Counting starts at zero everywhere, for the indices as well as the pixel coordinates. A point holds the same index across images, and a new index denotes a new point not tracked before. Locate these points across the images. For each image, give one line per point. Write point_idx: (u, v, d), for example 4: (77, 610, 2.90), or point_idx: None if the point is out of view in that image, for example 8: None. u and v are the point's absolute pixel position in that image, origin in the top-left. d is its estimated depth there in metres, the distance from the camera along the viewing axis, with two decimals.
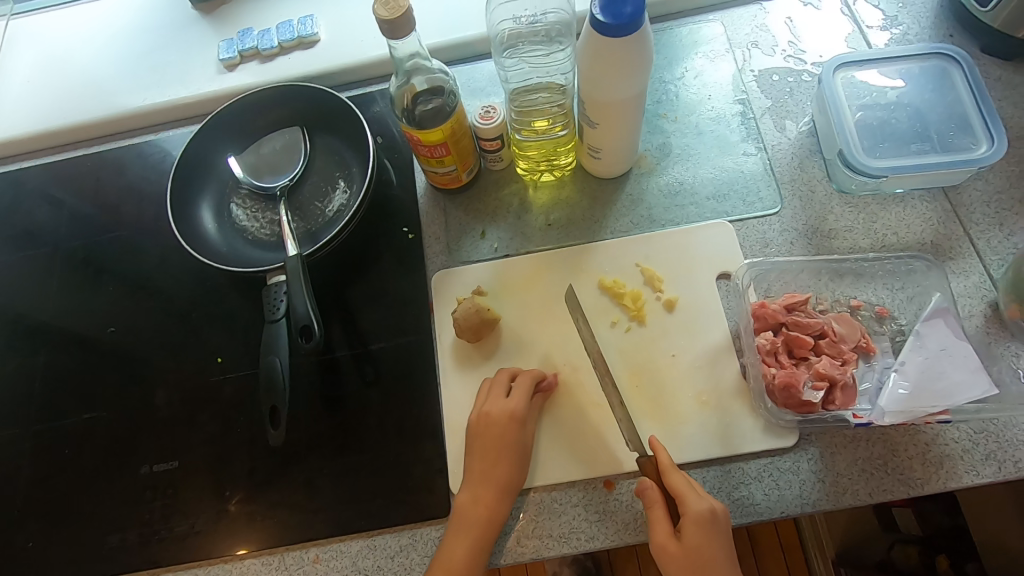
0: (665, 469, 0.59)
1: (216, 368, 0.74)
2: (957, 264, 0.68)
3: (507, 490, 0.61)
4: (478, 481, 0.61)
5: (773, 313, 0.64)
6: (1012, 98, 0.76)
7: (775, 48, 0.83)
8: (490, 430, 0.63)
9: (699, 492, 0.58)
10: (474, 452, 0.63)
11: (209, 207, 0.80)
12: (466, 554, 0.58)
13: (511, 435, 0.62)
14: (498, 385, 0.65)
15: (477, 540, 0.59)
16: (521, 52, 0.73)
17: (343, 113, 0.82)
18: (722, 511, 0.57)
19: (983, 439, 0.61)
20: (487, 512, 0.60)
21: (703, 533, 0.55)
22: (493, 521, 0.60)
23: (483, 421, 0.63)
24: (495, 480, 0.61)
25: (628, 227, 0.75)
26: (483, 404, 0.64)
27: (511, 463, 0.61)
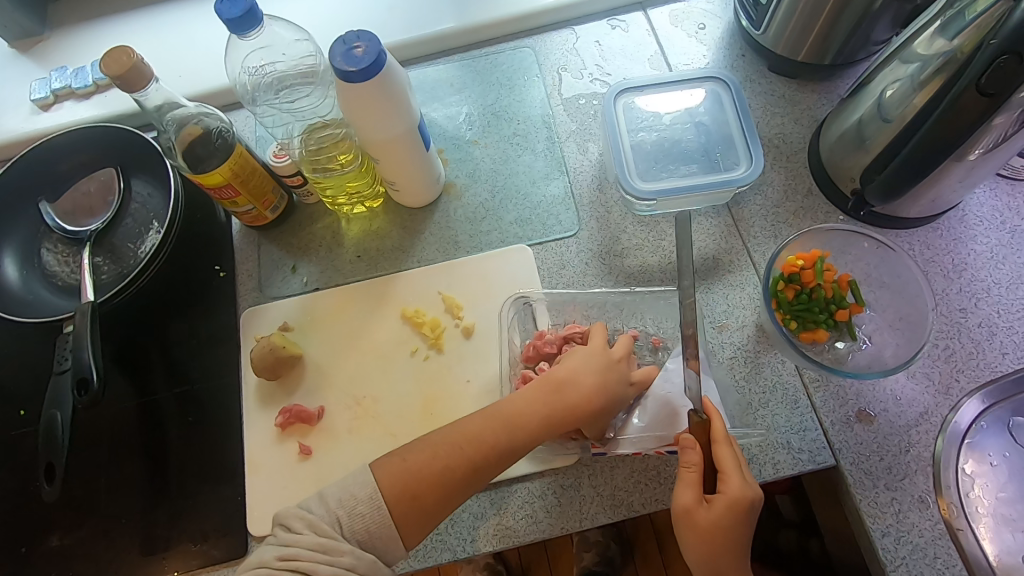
0: (716, 437, 0.57)
1: (19, 421, 0.73)
2: (732, 277, 0.72)
3: (596, 395, 0.60)
4: (555, 381, 0.61)
5: (546, 343, 0.66)
6: (793, 114, 0.81)
7: (583, 71, 0.86)
8: (590, 356, 0.63)
9: (745, 473, 0.56)
10: (570, 360, 0.63)
11: (12, 254, 0.78)
12: (465, 452, 0.57)
13: (608, 367, 0.62)
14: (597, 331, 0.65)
15: (512, 443, 0.58)
16: (269, 100, 0.72)
17: (152, 152, 0.81)
18: (754, 494, 0.55)
19: (746, 444, 0.64)
20: (541, 416, 0.59)
21: (733, 515, 0.54)
22: (526, 437, 0.59)
23: (595, 341, 0.64)
24: (561, 399, 0.60)
25: (434, 256, 0.76)
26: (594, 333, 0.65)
27: (599, 393, 0.60)
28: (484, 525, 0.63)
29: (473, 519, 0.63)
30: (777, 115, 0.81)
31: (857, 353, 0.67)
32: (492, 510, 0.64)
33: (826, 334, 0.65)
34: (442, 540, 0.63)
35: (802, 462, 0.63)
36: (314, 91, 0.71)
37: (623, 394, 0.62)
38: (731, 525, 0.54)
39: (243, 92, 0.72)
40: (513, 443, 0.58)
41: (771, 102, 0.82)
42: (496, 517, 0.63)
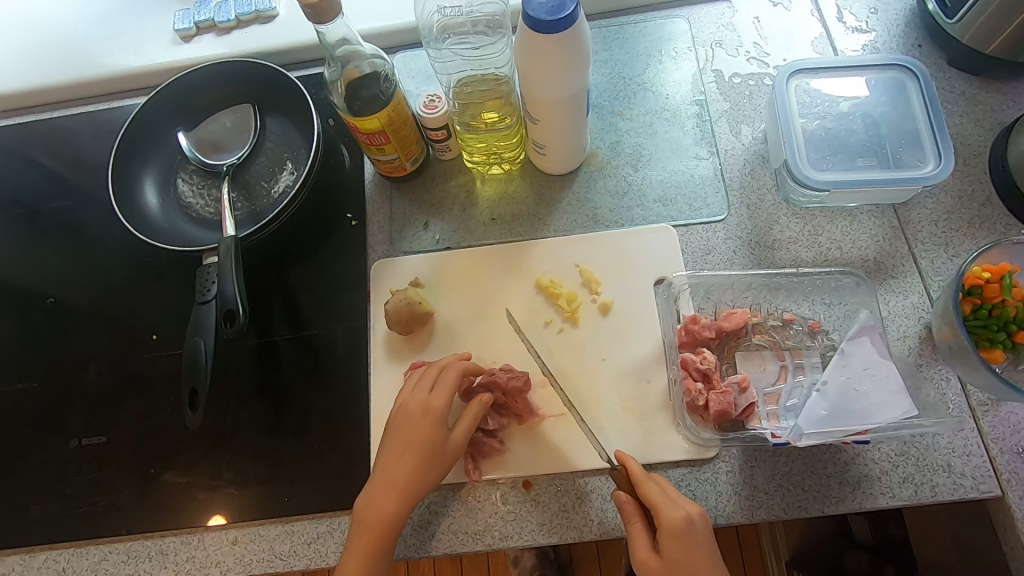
0: (638, 477, 0.56)
1: (149, 344, 0.76)
2: (895, 283, 0.67)
3: (408, 496, 0.58)
4: (381, 482, 0.58)
5: (701, 329, 0.64)
6: (975, 114, 0.73)
7: (740, 48, 0.81)
8: (406, 426, 0.59)
9: (682, 501, 0.55)
10: (388, 452, 0.59)
11: (153, 181, 0.79)
12: (359, 570, 0.55)
13: (424, 430, 0.59)
14: (424, 378, 0.62)
15: (371, 545, 0.56)
16: (450, 44, 0.71)
17: (293, 92, 0.81)
18: (685, 519, 0.54)
19: (902, 462, 0.60)
20: (383, 515, 0.57)
21: (682, 545, 0.53)
22: (384, 528, 0.56)
23: (402, 413, 0.60)
24: (373, 526, 0.57)
25: (571, 226, 0.74)
26: (406, 397, 0.61)
27: (418, 460, 0.58)
28: (613, 509, 0.61)
29: (601, 502, 0.62)
30: (955, 113, 0.74)
31: None
32: None
33: (1002, 354, 0.60)
34: (568, 518, 0.61)
35: (964, 489, 0.59)
36: (505, 42, 0.70)
37: (436, 438, 0.59)
38: (685, 556, 0.53)
39: (428, 35, 0.72)
40: (380, 542, 0.56)
41: (949, 99, 0.75)
42: None
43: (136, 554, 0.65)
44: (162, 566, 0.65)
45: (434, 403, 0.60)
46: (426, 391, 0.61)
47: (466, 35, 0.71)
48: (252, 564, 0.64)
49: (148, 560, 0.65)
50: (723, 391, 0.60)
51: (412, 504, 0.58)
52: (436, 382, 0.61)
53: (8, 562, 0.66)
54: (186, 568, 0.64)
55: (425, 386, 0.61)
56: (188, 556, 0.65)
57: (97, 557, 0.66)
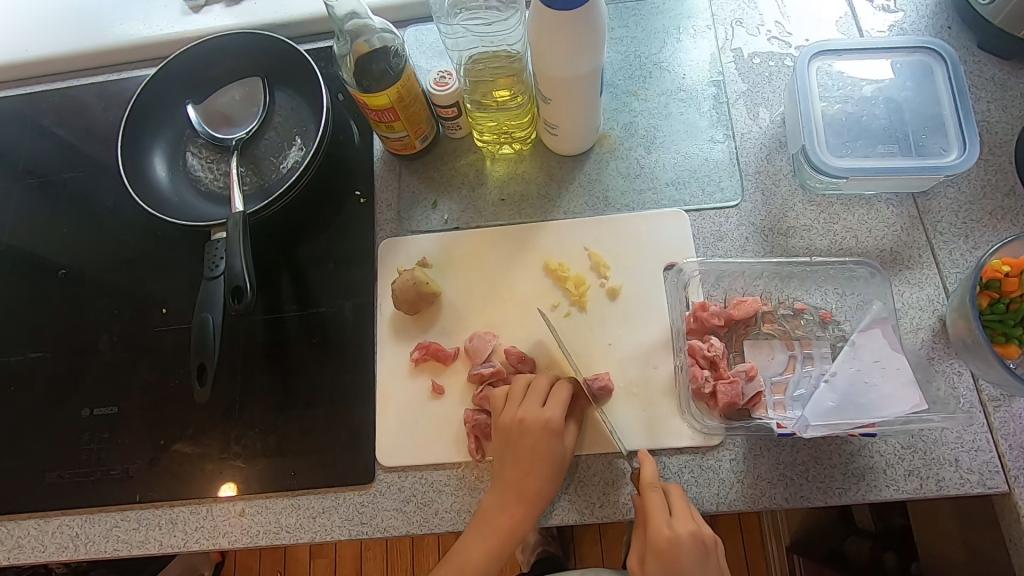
0: (645, 484, 0.57)
1: (159, 317, 0.76)
2: (911, 274, 0.65)
3: (534, 505, 0.59)
4: (509, 490, 0.59)
5: (711, 316, 0.63)
6: (1003, 100, 0.71)
7: (760, 27, 0.78)
8: (522, 438, 0.59)
9: (677, 519, 0.56)
10: (506, 463, 0.60)
11: (162, 154, 0.79)
12: (480, 561, 0.58)
13: (546, 444, 0.59)
14: (535, 390, 0.62)
15: (494, 543, 0.58)
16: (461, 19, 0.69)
17: (302, 65, 0.80)
18: (669, 540, 0.55)
19: (908, 455, 0.60)
20: (512, 521, 0.58)
21: (661, 557, 0.56)
22: (513, 531, 0.58)
23: (516, 427, 0.60)
24: (498, 528, 0.58)
25: (581, 208, 0.73)
26: (516, 408, 0.61)
27: (541, 470, 0.59)
28: (617, 493, 0.62)
29: (604, 486, 0.62)
30: (982, 99, 0.71)
31: None
32: (624, 479, 0.62)
33: (1017, 350, 0.59)
34: (569, 501, 0.62)
35: (970, 483, 0.58)
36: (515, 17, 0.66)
37: (550, 449, 0.59)
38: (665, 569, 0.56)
39: (439, 10, 0.70)
40: (506, 542, 0.58)
41: (977, 84, 0.72)
42: (629, 487, 0.62)
43: (147, 521, 0.67)
44: (172, 534, 0.66)
45: (552, 417, 0.60)
46: (539, 405, 0.61)
47: (478, 10, 0.69)
48: (259, 535, 0.65)
49: (158, 528, 0.67)
50: (731, 381, 0.60)
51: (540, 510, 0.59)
52: (548, 396, 0.61)
53: (24, 525, 0.68)
54: (195, 536, 0.66)
55: (538, 398, 0.61)
56: (196, 526, 0.66)
57: (109, 524, 0.67)
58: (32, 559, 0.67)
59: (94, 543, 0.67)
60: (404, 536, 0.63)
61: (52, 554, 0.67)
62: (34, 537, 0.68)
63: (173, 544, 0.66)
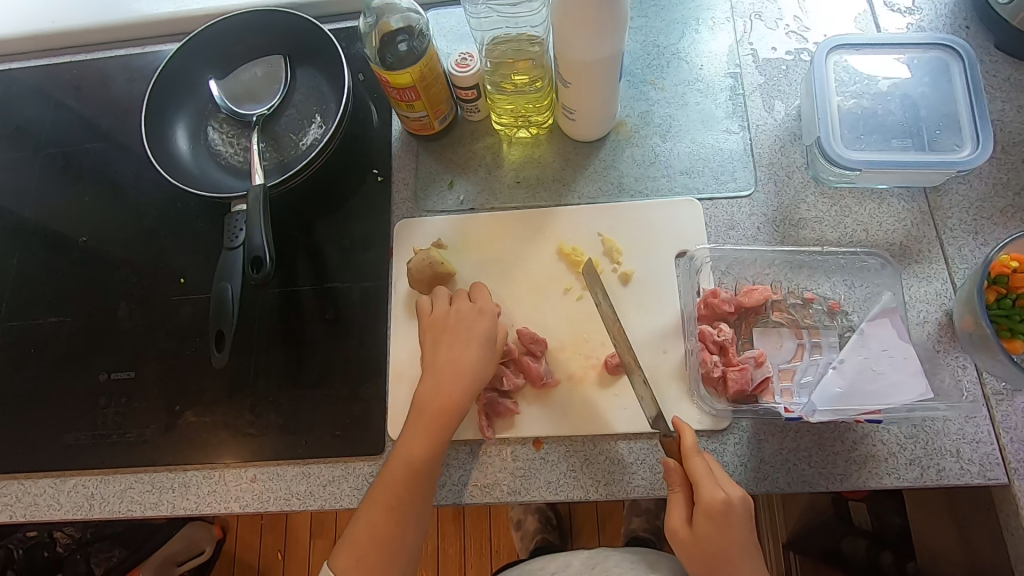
0: (687, 451, 0.57)
1: (177, 287, 0.78)
2: (920, 268, 0.66)
3: (467, 390, 0.61)
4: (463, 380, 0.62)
5: (721, 303, 0.64)
6: (1018, 101, 0.71)
7: (779, 21, 0.78)
8: (455, 324, 0.63)
9: (727, 484, 0.56)
10: (437, 348, 0.63)
11: (184, 127, 0.80)
12: (422, 449, 0.59)
13: (475, 329, 0.63)
14: (466, 288, 0.66)
15: (430, 429, 0.59)
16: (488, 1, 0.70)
17: (324, 45, 0.81)
18: (724, 503, 0.54)
19: (911, 445, 0.61)
20: (446, 402, 0.60)
21: (715, 523, 0.54)
22: (447, 415, 0.60)
23: (447, 315, 0.64)
24: (435, 413, 0.60)
25: (596, 193, 0.74)
26: (450, 301, 0.65)
27: (474, 358, 0.61)
28: (622, 473, 0.63)
29: (610, 465, 0.63)
30: (997, 99, 0.72)
31: None
32: (629, 459, 0.63)
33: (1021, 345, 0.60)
34: (575, 478, 0.63)
35: (970, 474, 0.59)
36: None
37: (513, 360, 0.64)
38: (716, 532, 0.54)
39: None
40: (441, 429, 0.60)
41: (993, 84, 0.72)
42: (635, 467, 0.63)
43: (161, 484, 0.68)
44: (185, 498, 0.68)
45: (488, 308, 0.64)
46: (471, 298, 0.65)
47: None
48: (270, 501, 0.66)
49: (171, 491, 0.68)
50: (740, 368, 0.61)
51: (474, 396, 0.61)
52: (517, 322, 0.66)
53: (40, 483, 0.70)
54: (207, 500, 0.67)
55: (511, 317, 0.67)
56: (209, 490, 0.68)
57: (124, 485, 0.69)
58: (48, 517, 0.69)
59: (109, 503, 0.68)
60: None
61: (67, 513, 0.68)
62: (50, 495, 0.69)
63: (185, 507, 0.67)
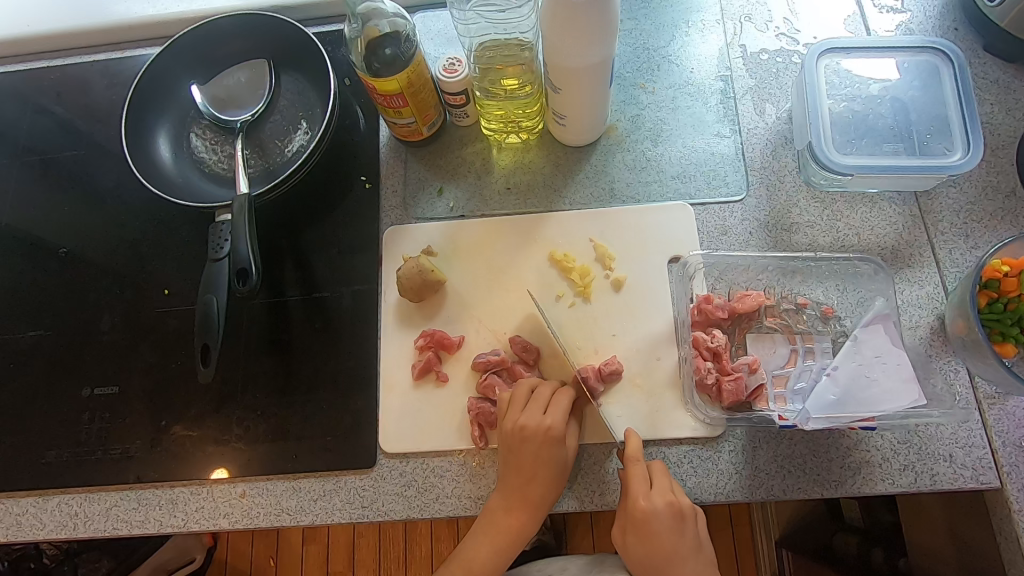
0: (629, 458, 0.58)
1: (161, 299, 0.76)
2: (911, 273, 0.66)
3: (539, 510, 0.60)
4: (512, 494, 0.60)
5: (715, 309, 0.64)
6: (1006, 103, 0.71)
7: (769, 23, 0.78)
8: (524, 446, 0.59)
9: (655, 492, 0.57)
10: (509, 467, 0.60)
11: (166, 135, 0.78)
12: (487, 562, 0.60)
13: (548, 451, 0.59)
14: (538, 397, 0.62)
15: (499, 546, 0.59)
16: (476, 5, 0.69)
17: (310, 49, 0.79)
18: (644, 512, 0.56)
19: (904, 450, 0.61)
20: (518, 525, 0.59)
21: (637, 526, 0.57)
22: (518, 534, 0.59)
23: (517, 435, 0.60)
24: (505, 531, 0.59)
25: (587, 199, 0.73)
26: (518, 415, 0.61)
27: (544, 475, 0.59)
28: (617, 483, 0.62)
29: (605, 475, 0.63)
30: (985, 101, 0.72)
31: None
32: (624, 468, 0.63)
33: (1013, 349, 0.61)
34: (570, 488, 0.62)
35: (963, 479, 0.59)
36: (529, 4, 0.66)
37: (555, 463, 0.59)
38: (640, 539, 0.57)
39: None
40: (512, 544, 0.60)
41: (981, 86, 0.72)
42: None
43: (147, 501, 0.67)
44: (172, 515, 0.66)
45: (553, 425, 0.60)
46: (540, 411, 0.61)
47: None
48: (260, 517, 0.65)
49: (158, 508, 0.67)
50: (734, 377, 0.61)
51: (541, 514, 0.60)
52: (549, 404, 0.61)
53: (22, 503, 0.68)
54: (195, 516, 0.66)
55: (540, 405, 0.61)
56: (197, 507, 0.66)
57: (109, 503, 0.67)
58: (31, 537, 0.67)
59: (93, 522, 0.67)
60: (405, 520, 0.64)
61: (50, 532, 0.67)
62: (33, 515, 0.68)
63: (173, 524, 0.66)
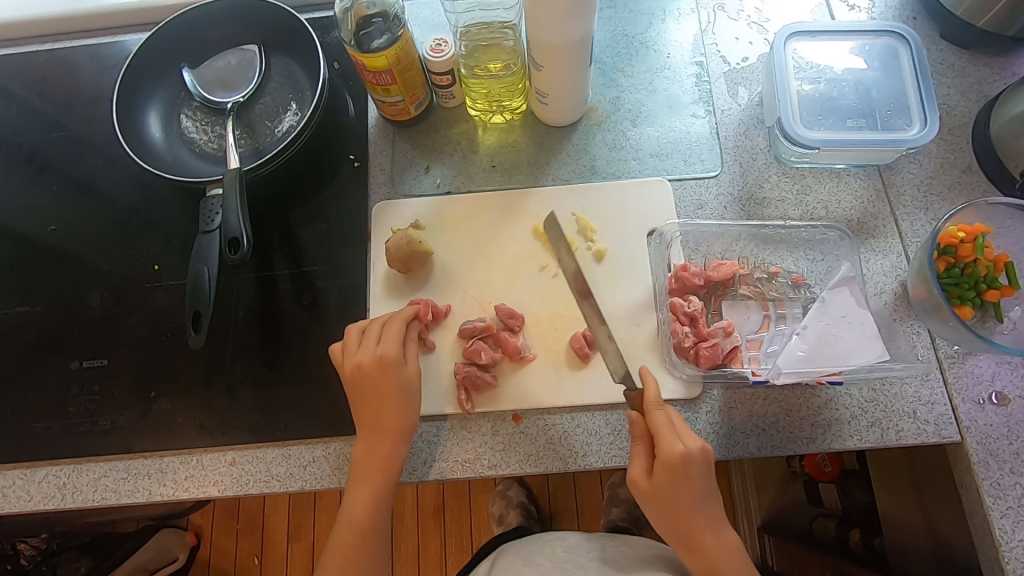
0: (650, 404, 0.58)
1: (151, 275, 0.77)
2: (876, 242, 0.70)
3: (398, 442, 0.61)
4: (370, 429, 0.61)
5: (691, 277, 0.66)
6: (962, 86, 0.76)
7: (741, 12, 0.82)
8: (367, 377, 0.61)
9: (686, 437, 0.57)
10: (361, 407, 0.62)
11: (157, 114, 0.80)
12: (363, 506, 0.61)
13: (385, 379, 0.61)
14: (388, 330, 0.64)
15: (375, 486, 0.61)
16: None
17: (300, 33, 0.81)
18: (683, 455, 0.55)
19: (871, 408, 0.64)
20: (383, 460, 0.61)
21: (673, 476, 0.55)
22: (387, 473, 0.61)
23: (360, 367, 0.62)
24: (375, 469, 0.61)
25: (569, 175, 0.76)
26: (361, 348, 0.63)
27: (396, 407, 0.61)
28: (599, 443, 0.64)
29: (588, 436, 0.65)
30: (943, 85, 0.76)
31: (1002, 332, 0.64)
32: (607, 430, 0.65)
33: (971, 310, 0.63)
34: (554, 450, 0.64)
35: (927, 434, 0.63)
36: None
37: (393, 390, 0.62)
38: (674, 483, 0.56)
39: None
40: (385, 483, 0.61)
41: (938, 71, 0.77)
42: (611, 437, 0.64)
43: (136, 471, 0.68)
44: (161, 483, 0.67)
45: (386, 353, 0.62)
46: (375, 343, 0.63)
47: None
48: (249, 484, 0.66)
49: (147, 478, 0.67)
50: (712, 343, 0.63)
51: (404, 446, 0.62)
52: (386, 333, 0.64)
53: (9, 475, 0.68)
54: (185, 485, 0.67)
55: (375, 337, 0.63)
56: (186, 475, 0.67)
57: (98, 473, 0.68)
58: (17, 508, 0.67)
59: (81, 492, 0.67)
60: None
61: (37, 503, 0.67)
62: (19, 486, 0.68)
63: (162, 492, 0.67)
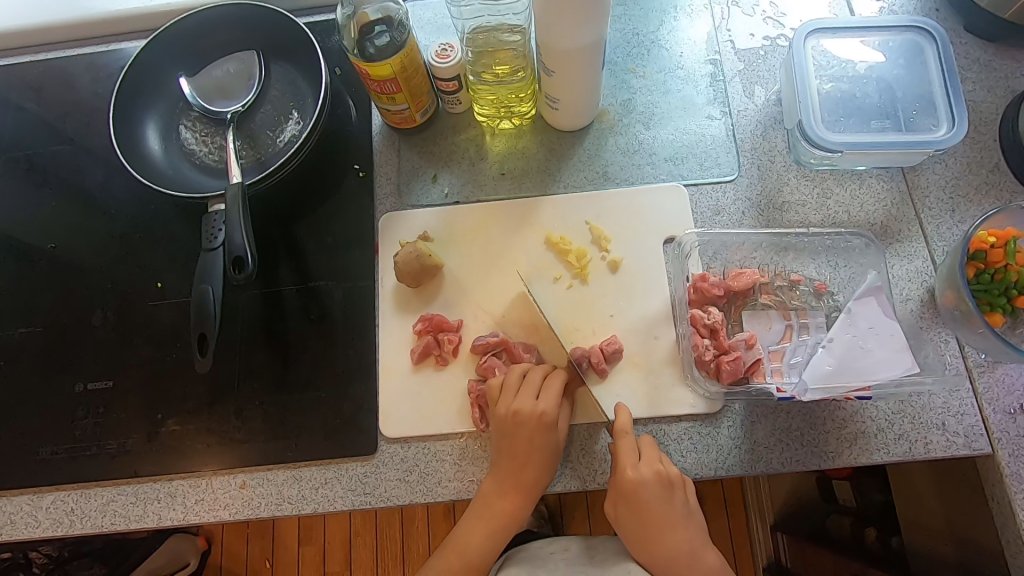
0: (620, 431, 0.59)
1: (154, 293, 0.75)
2: (901, 247, 0.67)
3: (532, 494, 0.60)
4: (504, 478, 0.60)
5: (711, 287, 0.64)
6: (988, 81, 0.73)
7: (756, 7, 0.79)
8: (516, 432, 0.60)
9: (644, 462, 0.58)
10: (503, 454, 0.61)
11: (155, 127, 0.77)
12: (482, 544, 0.61)
13: (540, 437, 0.60)
14: (530, 382, 0.62)
15: (493, 528, 0.60)
16: None
17: (300, 39, 0.79)
18: (632, 481, 0.58)
19: (898, 420, 0.62)
20: (512, 508, 0.60)
21: (629, 498, 0.58)
22: (533, 491, 0.60)
23: (511, 419, 0.60)
24: (499, 513, 0.60)
25: (581, 182, 0.73)
26: (512, 400, 0.61)
27: (538, 460, 0.60)
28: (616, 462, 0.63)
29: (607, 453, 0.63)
30: (968, 80, 0.73)
31: None
32: None
33: (1001, 318, 0.61)
34: (572, 469, 0.63)
35: (957, 446, 0.61)
36: None
37: (549, 446, 0.60)
38: (631, 507, 0.59)
39: None
40: (508, 525, 0.61)
41: (963, 65, 0.74)
42: None
43: (145, 495, 0.66)
44: (171, 508, 0.65)
45: (545, 410, 0.60)
46: (534, 397, 0.61)
47: None
48: (261, 507, 0.65)
49: (156, 502, 0.66)
50: (733, 357, 0.61)
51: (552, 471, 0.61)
52: (542, 388, 0.62)
53: (17, 501, 0.67)
54: (196, 509, 0.65)
55: (532, 390, 0.61)
56: (197, 499, 0.66)
57: (106, 498, 0.66)
58: (26, 535, 0.66)
59: (90, 517, 0.66)
60: (406, 506, 0.64)
61: (47, 530, 0.66)
62: (28, 513, 0.66)
63: (172, 517, 0.65)
